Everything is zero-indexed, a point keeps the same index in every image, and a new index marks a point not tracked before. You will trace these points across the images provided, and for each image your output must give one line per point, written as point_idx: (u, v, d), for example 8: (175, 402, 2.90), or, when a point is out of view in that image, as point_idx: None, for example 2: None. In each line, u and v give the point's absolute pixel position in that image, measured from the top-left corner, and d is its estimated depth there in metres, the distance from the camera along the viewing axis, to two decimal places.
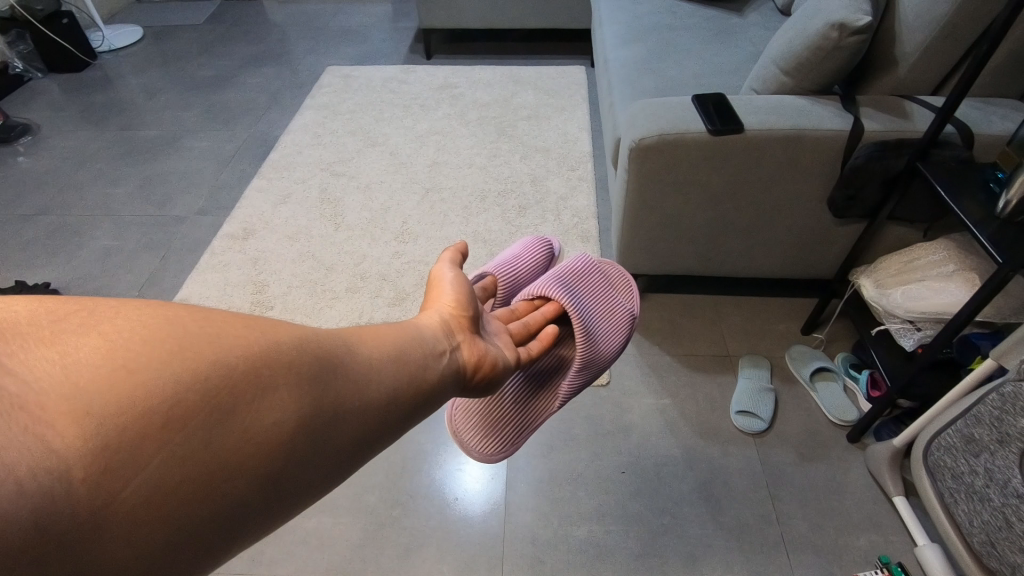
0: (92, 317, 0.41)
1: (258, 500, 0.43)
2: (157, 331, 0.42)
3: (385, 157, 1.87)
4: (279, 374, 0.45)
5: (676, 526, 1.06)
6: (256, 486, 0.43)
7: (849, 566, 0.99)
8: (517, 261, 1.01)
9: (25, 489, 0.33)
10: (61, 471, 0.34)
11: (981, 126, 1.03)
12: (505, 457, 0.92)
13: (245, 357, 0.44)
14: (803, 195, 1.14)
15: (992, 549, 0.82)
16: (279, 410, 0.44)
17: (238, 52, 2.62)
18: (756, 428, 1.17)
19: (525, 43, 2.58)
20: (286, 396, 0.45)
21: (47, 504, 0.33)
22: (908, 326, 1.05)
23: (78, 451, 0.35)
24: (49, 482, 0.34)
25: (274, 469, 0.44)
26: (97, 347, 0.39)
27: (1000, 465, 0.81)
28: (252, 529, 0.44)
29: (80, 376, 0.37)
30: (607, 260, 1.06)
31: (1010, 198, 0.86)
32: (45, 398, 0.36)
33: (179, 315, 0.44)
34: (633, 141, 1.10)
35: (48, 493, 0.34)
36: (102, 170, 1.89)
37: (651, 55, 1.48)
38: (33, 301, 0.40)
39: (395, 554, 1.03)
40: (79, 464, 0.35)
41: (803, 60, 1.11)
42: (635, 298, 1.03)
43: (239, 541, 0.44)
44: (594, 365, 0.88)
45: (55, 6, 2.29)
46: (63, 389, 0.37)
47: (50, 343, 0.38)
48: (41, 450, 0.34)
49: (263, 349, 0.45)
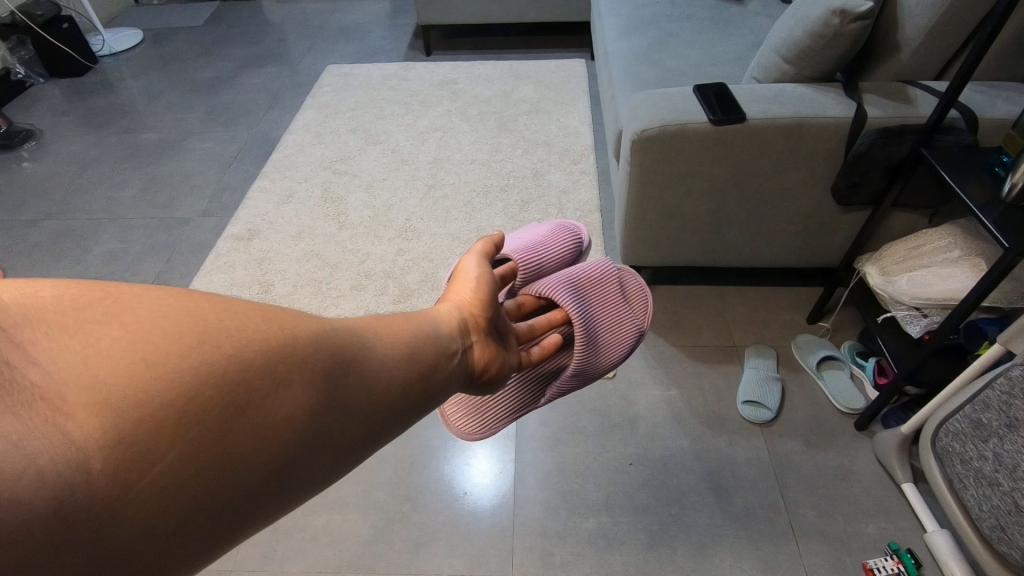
0: (117, 306, 0.41)
1: (267, 491, 0.43)
2: (179, 321, 0.41)
3: (386, 155, 1.87)
4: (296, 370, 0.45)
5: (685, 517, 1.06)
6: (264, 479, 0.43)
7: (858, 554, 1.00)
8: (545, 248, 1.00)
9: (43, 479, 0.33)
10: (80, 462, 0.34)
11: (985, 110, 1.03)
12: (483, 439, 0.93)
13: (263, 351, 0.43)
14: (806, 184, 1.14)
15: (1002, 534, 0.82)
16: (292, 405, 0.44)
17: (238, 53, 2.62)
18: (763, 418, 1.17)
19: (524, 37, 2.57)
20: (300, 391, 0.45)
21: (65, 493, 0.34)
22: (914, 313, 1.04)
23: (97, 442, 0.35)
24: (68, 472, 0.34)
25: (283, 463, 0.44)
26: (118, 337, 0.39)
27: (1009, 450, 0.81)
28: (258, 520, 0.45)
29: (101, 367, 0.37)
30: (629, 271, 1.06)
31: (1015, 180, 0.85)
32: (65, 388, 0.36)
33: (200, 306, 0.43)
34: (635, 133, 1.10)
35: (67, 483, 0.34)
36: (105, 174, 1.89)
37: (652, 46, 1.48)
38: (58, 286, 0.40)
39: (405, 549, 1.04)
40: (97, 456, 0.35)
41: (805, 47, 1.10)
42: (647, 314, 1.02)
43: (246, 530, 0.44)
44: (586, 374, 0.89)
45: (55, 12, 2.30)
46: (83, 380, 0.36)
47: (73, 331, 0.38)
48: (60, 440, 0.34)
49: (281, 344, 0.45)
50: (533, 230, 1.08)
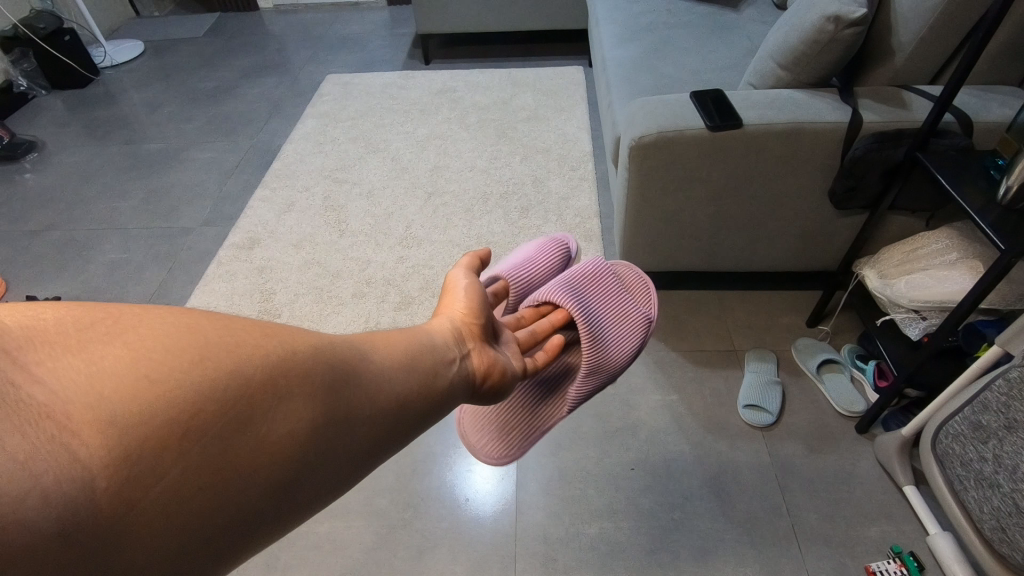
0: (118, 325, 0.41)
1: (271, 506, 0.44)
2: (180, 339, 0.41)
3: (387, 163, 1.88)
4: (295, 384, 0.45)
5: (687, 521, 1.06)
6: (268, 493, 0.43)
7: (860, 557, 1.00)
8: (529, 265, 1.00)
9: (48, 497, 0.33)
10: (85, 480, 0.34)
11: (980, 114, 1.04)
12: (509, 461, 0.94)
13: (263, 366, 0.43)
14: (803, 188, 1.14)
15: (1002, 535, 0.82)
16: (292, 418, 0.44)
17: (239, 64, 2.63)
18: (763, 422, 1.17)
19: (522, 45, 2.59)
20: (300, 405, 0.45)
21: (71, 511, 0.34)
22: (913, 315, 1.05)
23: (102, 460, 0.35)
24: (73, 490, 0.34)
25: (287, 478, 0.44)
26: (120, 355, 0.39)
27: (1008, 451, 0.81)
28: (264, 534, 0.45)
29: (103, 385, 0.37)
30: (622, 264, 1.06)
31: (1011, 184, 0.86)
32: (70, 406, 0.35)
33: (200, 324, 0.43)
34: (633, 139, 1.10)
35: (72, 500, 0.34)
36: (106, 185, 1.90)
37: (649, 53, 1.49)
38: (58, 308, 0.40)
39: (407, 556, 1.04)
40: (101, 474, 0.35)
41: (800, 54, 1.11)
42: (652, 301, 1.01)
43: (250, 547, 0.44)
44: (604, 371, 0.88)
45: (57, 25, 2.31)
46: (88, 398, 0.36)
47: (76, 351, 0.38)
48: (64, 459, 0.34)
49: (280, 358, 0.45)
50: (520, 251, 1.07)
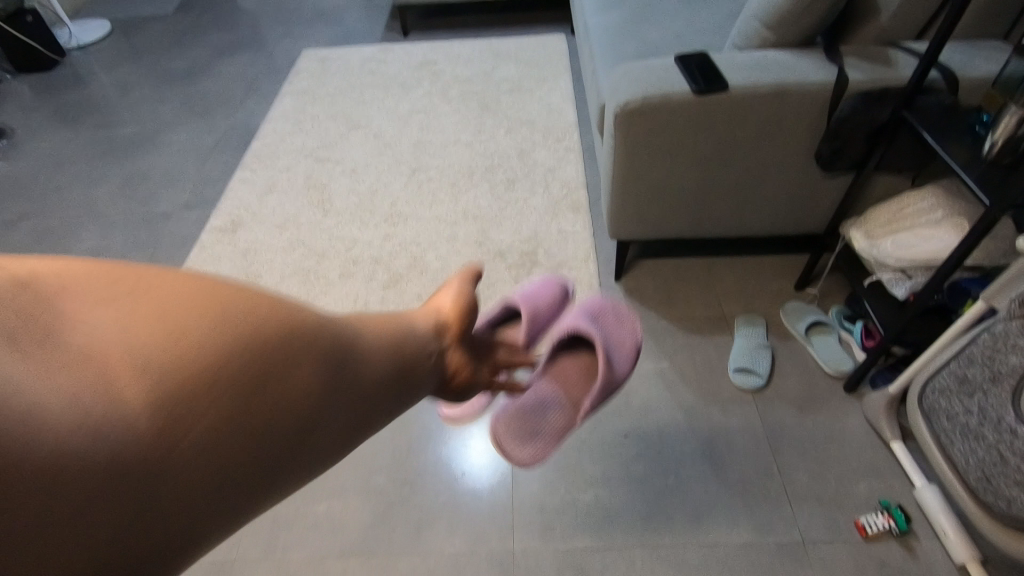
0: (143, 272, 0.38)
1: (290, 461, 0.41)
2: (209, 288, 0.38)
3: (369, 140, 1.84)
4: (319, 340, 0.42)
5: (680, 486, 1.08)
6: (292, 445, 0.40)
7: (849, 510, 1.02)
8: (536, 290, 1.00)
9: (96, 436, 0.31)
10: (129, 421, 0.32)
11: (965, 69, 1.03)
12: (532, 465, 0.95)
13: (290, 319, 0.40)
14: (791, 150, 1.14)
15: (987, 485, 0.83)
16: (316, 373, 0.41)
17: (212, 40, 2.57)
18: (753, 385, 1.19)
19: (502, 14, 2.54)
20: (322, 362, 0.42)
21: (116, 450, 0.31)
22: (899, 275, 1.06)
23: (144, 402, 0.32)
24: (116, 430, 0.31)
25: (306, 433, 0.41)
26: (150, 300, 0.36)
27: (993, 404, 0.83)
28: (276, 491, 0.42)
29: (140, 327, 0.34)
30: None
31: (996, 139, 0.86)
32: (109, 348, 0.33)
33: (225, 274, 0.40)
34: (617, 106, 1.09)
35: (116, 441, 0.31)
36: (81, 171, 1.86)
37: (631, 18, 1.46)
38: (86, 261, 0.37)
39: (406, 532, 1.05)
40: (145, 416, 0.32)
41: (784, 12, 1.09)
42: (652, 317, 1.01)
43: (257, 505, 0.41)
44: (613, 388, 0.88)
45: (19, 5, 2.23)
46: (126, 341, 0.34)
47: (108, 298, 0.35)
48: (109, 399, 0.32)
49: (303, 313, 0.42)
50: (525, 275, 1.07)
